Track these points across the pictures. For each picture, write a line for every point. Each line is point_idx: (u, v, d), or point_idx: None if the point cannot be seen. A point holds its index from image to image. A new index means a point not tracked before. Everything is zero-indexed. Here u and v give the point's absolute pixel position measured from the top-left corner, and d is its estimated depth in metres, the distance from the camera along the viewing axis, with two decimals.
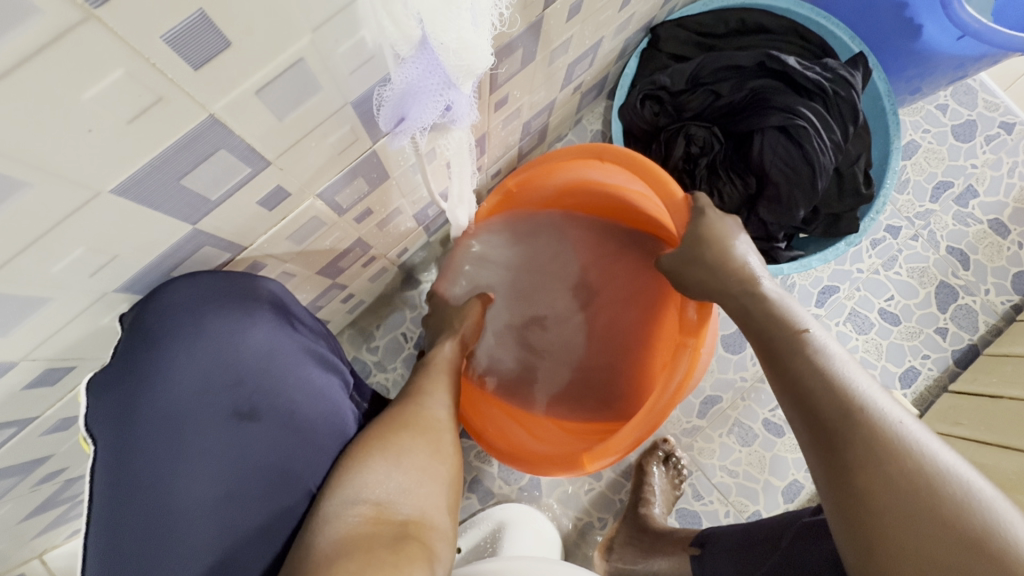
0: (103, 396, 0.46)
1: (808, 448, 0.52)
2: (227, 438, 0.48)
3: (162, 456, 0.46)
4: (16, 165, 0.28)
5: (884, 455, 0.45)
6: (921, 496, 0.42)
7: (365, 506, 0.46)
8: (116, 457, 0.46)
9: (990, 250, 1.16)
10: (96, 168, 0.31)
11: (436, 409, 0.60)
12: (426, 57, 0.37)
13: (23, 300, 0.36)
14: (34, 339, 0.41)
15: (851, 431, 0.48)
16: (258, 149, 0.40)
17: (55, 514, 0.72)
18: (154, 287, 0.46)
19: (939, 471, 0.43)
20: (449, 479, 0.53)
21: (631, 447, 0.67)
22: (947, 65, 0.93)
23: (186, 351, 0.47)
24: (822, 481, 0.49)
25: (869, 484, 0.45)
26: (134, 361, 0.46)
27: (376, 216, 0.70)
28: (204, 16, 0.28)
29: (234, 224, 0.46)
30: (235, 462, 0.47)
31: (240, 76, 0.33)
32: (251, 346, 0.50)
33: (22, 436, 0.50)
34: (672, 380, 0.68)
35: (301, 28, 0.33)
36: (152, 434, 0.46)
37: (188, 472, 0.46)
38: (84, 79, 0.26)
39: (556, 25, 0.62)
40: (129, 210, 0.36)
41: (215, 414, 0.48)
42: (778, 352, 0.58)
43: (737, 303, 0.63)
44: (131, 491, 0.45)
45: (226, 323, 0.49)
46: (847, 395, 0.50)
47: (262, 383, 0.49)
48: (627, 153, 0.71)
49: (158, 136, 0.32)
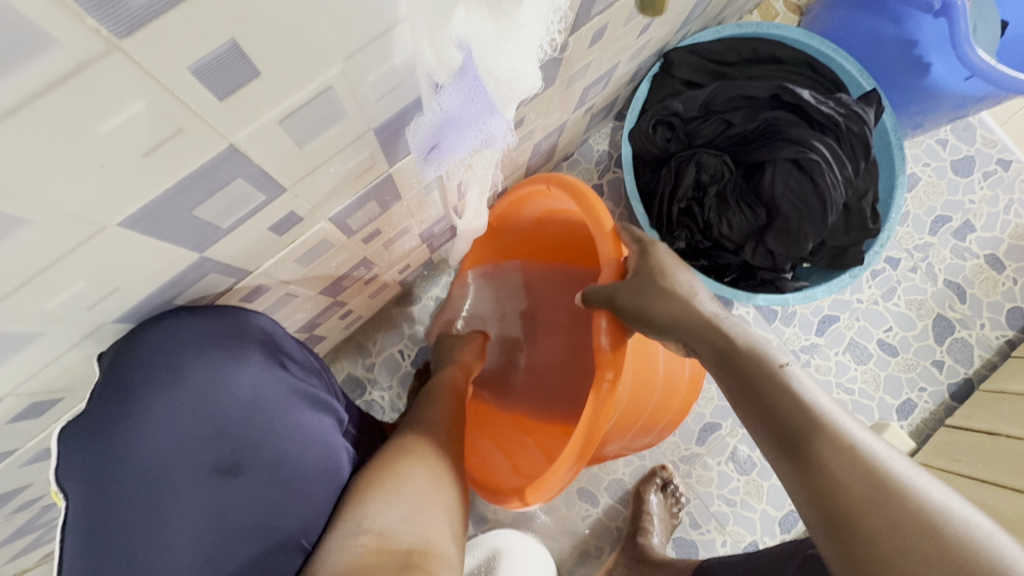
0: (77, 448, 0.43)
1: (797, 490, 0.47)
2: (209, 494, 0.44)
3: (137, 517, 0.42)
4: (36, 207, 0.26)
5: (886, 493, 0.42)
6: (929, 543, 0.38)
7: (367, 536, 0.43)
8: (91, 518, 0.42)
9: (985, 285, 1.17)
10: (103, 201, 0.28)
11: (437, 440, 0.57)
12: (467, 85, 0.35)
13: (15, 336, 0.33)
14: (23, 372, 0.37)
15: (844, 469, 0.44)
16: (274, 175, 0.37)
17: (27, 540, 0.68)
18: (132, 327, 0.42)
19: (935, 509, 0.40)
20: (452, 508, 0.51)
21: (569, 471, 0.63)
22: (950, 102, 0.95)
23: (165, 401, 0.44)
24: (816, 522, 0.45)
25: (874, 523, 0.41)
26: (110, 410, 0.43)
27: (383, 236, 0.69)
28: (235, 45, 0.25)
29: (243, 249, 0.44)
30: (215, 521, 0.44)
31: (266, 106, 0.30)
32: (236, 390, 0.46)
33: (2, 467, 0.46)
34: (597, 403, 0.63)
35: (334, 58, 0.31)
36: (134, 493, 0.42)
37: (169, 534, 0.42)
38: (98, 111, 0.24)
39: (579, 51, 0.60)
40: (137, 242, 0.33)
41: (193, 468, 0.44)
42: (757, 388, 0.53)
43: (717, 346, 0.57)
44: (104, 557, 0.42)
45: (209, 365, 0.45)
46: (835, 433, 0.47)
47: (247, 432, 0.46)
48: (566, 179, 0.71)
49: (174, 166, 0.29)
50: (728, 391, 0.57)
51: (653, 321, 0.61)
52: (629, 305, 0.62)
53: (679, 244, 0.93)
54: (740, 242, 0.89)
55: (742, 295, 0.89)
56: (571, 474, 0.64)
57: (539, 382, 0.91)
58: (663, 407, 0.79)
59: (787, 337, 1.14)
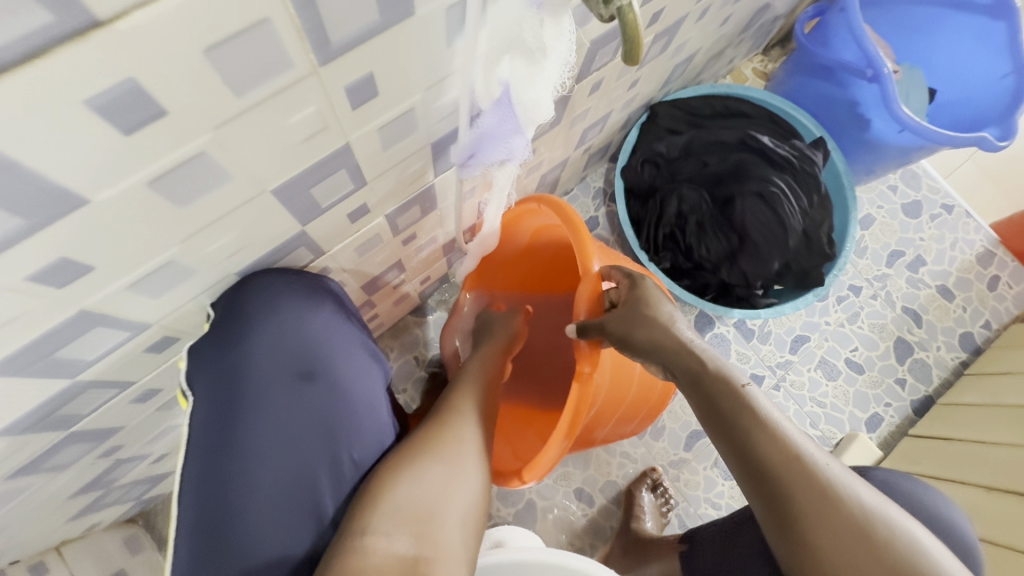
0: (201, 356, 0.51)
1: (757, 498, 0.57)
2: (297, 412, 0.51)
3: (243, 421, 0.50)
4: (238, 176, 0.39)
5: (832, 508, 0.53)
6: (867, 549, 0.51)
7: (375, 536, 0.46)
8: (207, 417, 0.50)
9: (939, 312, 1.32)
10: (270, 175, 0.42)
11: (467, 427, 0.59)
12: (503, 110, 0.50)
13: (178, 276, 0.45)
14: (170, 308, 0.49)
15: (800, 486, 0.54)
16: (363, 170, 0.52)
17: (89, 498, 0.76)
18: (254, 266, 0.52)
19: (866, 517, 0.52)
20: (477, 509, 0.53)
21: (556, 456, 0.75)
22: (894, 151, 1.12)
23: (272, 329, 0.52)
24: (771, 526, 0.56)
25: (823, 534, 0.52)
26: (229, 328, 0.50)
27: (417, 241, 0.83)
28: (370, 75, 0.40)
29: (327, 230, 0.57)
30: (300, 435, 0.51)
31: (375, 117, 0.45)
32: (317, 331, 0.54)
33: (116, 400, 0.57)
34: (575, 397, 0.75)
35: (420, 86, 0.46)
36: (232, 415, 0.50)
37: (260, 450, 0.49)
38: (290, 111, 0.37)
39: (581, 97, 0.77)
40: (273, 209, 0.46)
41: (285, 389, 0.51)
42: (723, 409, 0.61)
43: (693, 365, 0.65)
44: (215, 449, 0.49)
45: (306, 306, 0.54)
46: (789, 450, 0.56)
47: (328, 365, 0.54)
48: (556, 206, 0.81)
49: (312, 153, 0.43)
50: (699, 409, 0.65)
51: (634, 347, 0.69)
52: (615, 331, 0.70)
53: (665, 264, 1.09)
54: (717, 264, 1.04)
55: (720, 309, 1.02)
56: (559, 453, 0.76)
57: (537, 377, 1.05)
58: (642, 398, 0.91)
59: (764, 354, 1.27)
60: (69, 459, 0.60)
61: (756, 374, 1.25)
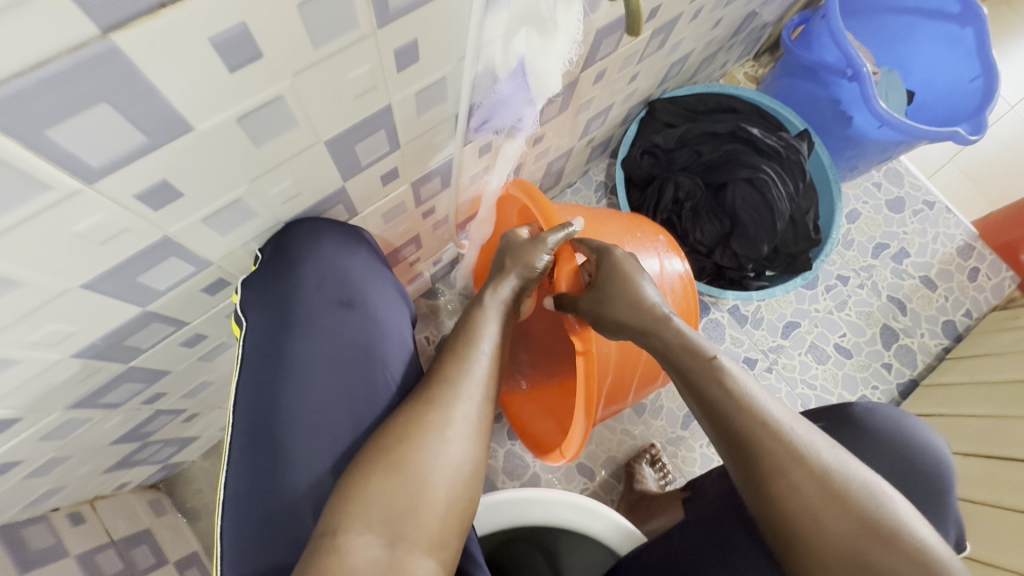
0: (255, 288, 0.57)
1: (729, 458, 0.61)
2: (338, 339, 0.58)
3: (290, 344, 0.56)
4: (302, 123, 0.46)
5: (790, 468, 0.56)
6: (819, 503, 0.55)
7: (358, 513, 0.49)
8: (259, 341, 0.56)
9: (922, 301, 1.39)
10: (326, 126, 0.49)
11: (458, 408, 0.57)
12: (519, 78, 0.58)
13: (241, 216, 0.52)
14: (230, 248, 0.56)
15: (762, 449, 0.58)
16: (398, 133, 0.59)
17: (126, 449, 0.82)
18: (302, 211, 0.59)
19: (823, 473, 0.56)
20: (464, 480, 0.55)
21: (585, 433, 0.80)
22: (875, 147, 1.21)
23: (317, 265, 0.58)
24: (741, 484, 0.60)
25: (782, 490, 0.56)
26: (281, 263, 0.57)
27: (434, 216, 0.90)
28: (415, 42, 0.47)
29: (363, 189, 0.64)
30: (340, 359, 0.57)
31: (414, 82, 0.53)
32: (355, 271, 0.61)
33: (169, 340, 0.63)
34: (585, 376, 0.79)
35: (453, 56, 0.54)
36: (280, 335, 0.56)
37: (304, 367, 0.56)
38: (351, 67, 0.45)
39: (586, 85, 0.85)
40: (324, 160, 0.53)
41: (327, 319, 0.58)
42: (694, 379, 0.65)
43: (667, 341, 0.69)
44: (266, 368, 0.55)
45: (346, 249, 0.61)
46: (755, 417, 0.59)
47: (364, 301, 0.60)
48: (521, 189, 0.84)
49: (361, 110, 0.51)
50: (675, 380, 0.69)
51: (605, 322, 0.74)
52: (588, 310, 0.76)
53: None
54: (711, 245, 1.12)
55: (715, 289, 1.09)
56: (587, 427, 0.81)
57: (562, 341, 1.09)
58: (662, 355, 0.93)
59: (757, 338, 1.33)
60: (122, 397, 0.66)
61: (749, 357, 1.32)
